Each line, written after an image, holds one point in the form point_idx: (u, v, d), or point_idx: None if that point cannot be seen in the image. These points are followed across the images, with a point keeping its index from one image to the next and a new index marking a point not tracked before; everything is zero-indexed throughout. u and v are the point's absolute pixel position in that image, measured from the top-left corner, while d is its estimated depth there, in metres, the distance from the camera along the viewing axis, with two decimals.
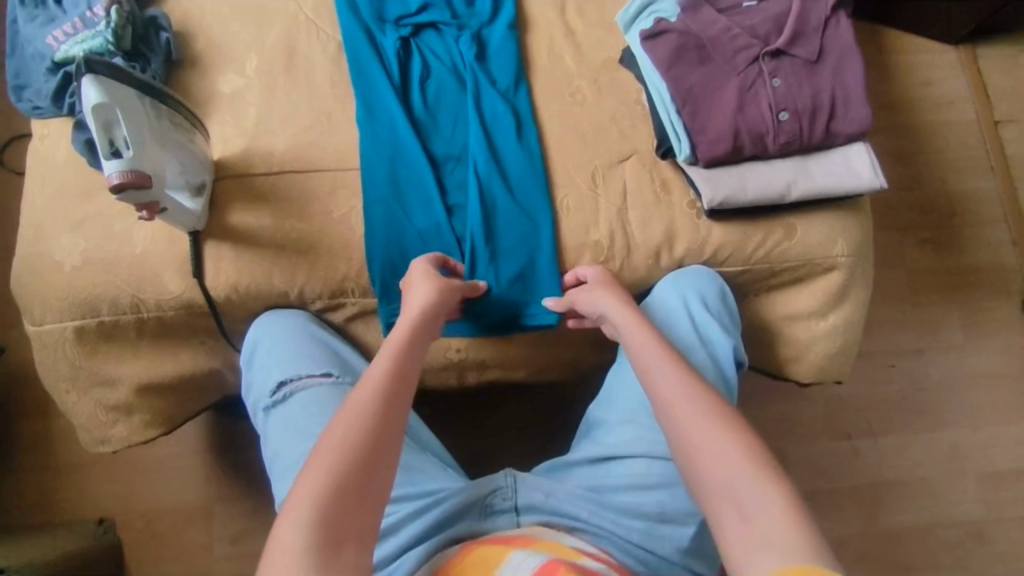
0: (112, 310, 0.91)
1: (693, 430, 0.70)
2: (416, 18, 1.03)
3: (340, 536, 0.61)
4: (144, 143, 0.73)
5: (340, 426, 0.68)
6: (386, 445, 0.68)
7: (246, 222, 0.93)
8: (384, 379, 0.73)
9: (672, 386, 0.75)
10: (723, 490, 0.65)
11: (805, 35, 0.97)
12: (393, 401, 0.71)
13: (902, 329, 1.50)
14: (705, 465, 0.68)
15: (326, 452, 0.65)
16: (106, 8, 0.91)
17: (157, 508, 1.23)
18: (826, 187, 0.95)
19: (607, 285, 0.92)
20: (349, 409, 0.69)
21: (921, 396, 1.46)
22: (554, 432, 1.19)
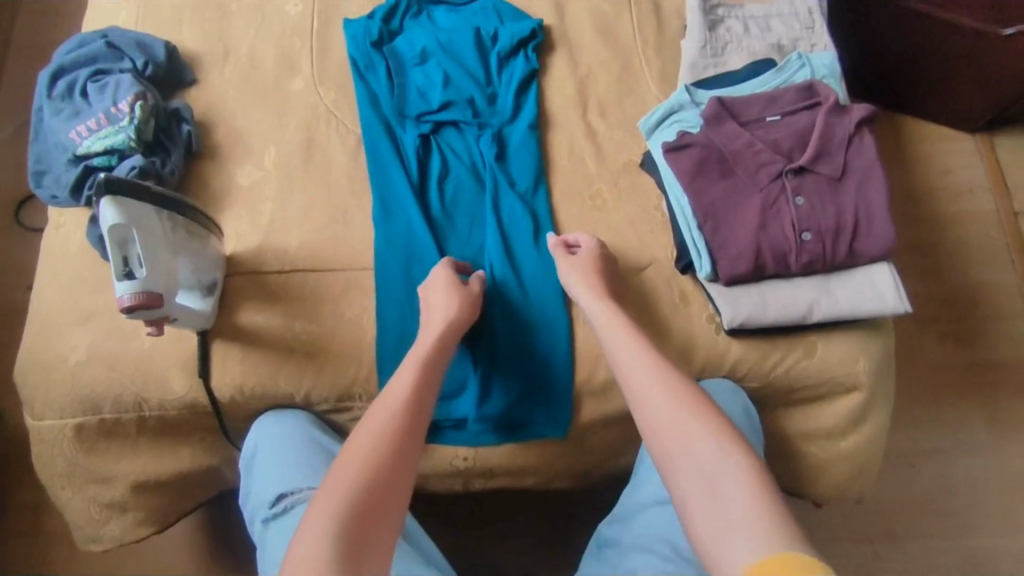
0: (113, 408, 0.88)
1: (670, 425, 0.73)
2: (436, 115, 1.03)
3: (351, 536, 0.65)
4: (158, 262, 0.72)
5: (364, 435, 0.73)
6: (405, 467, 0.72)
7: (256, 321, 0.92)
8: (402, 405, 0.76)
9: (649, 381, 0.78)
10: (697, 480, 0.68)
11: (829, 152, 0.95)
12: (413, 422, 0.76)
13: (921, 428, 1.46)
14: (680, 459, 0.70)
15: (348, 472, 0.69)
16: (130, 104, 0.90)
17: None
18: (848, 309, 0.93)
19: (595, 260, 0.93)
20: (375, 420, 0.75)
21: (943, 500, 1.41)
22: (560, 532, 1.15)
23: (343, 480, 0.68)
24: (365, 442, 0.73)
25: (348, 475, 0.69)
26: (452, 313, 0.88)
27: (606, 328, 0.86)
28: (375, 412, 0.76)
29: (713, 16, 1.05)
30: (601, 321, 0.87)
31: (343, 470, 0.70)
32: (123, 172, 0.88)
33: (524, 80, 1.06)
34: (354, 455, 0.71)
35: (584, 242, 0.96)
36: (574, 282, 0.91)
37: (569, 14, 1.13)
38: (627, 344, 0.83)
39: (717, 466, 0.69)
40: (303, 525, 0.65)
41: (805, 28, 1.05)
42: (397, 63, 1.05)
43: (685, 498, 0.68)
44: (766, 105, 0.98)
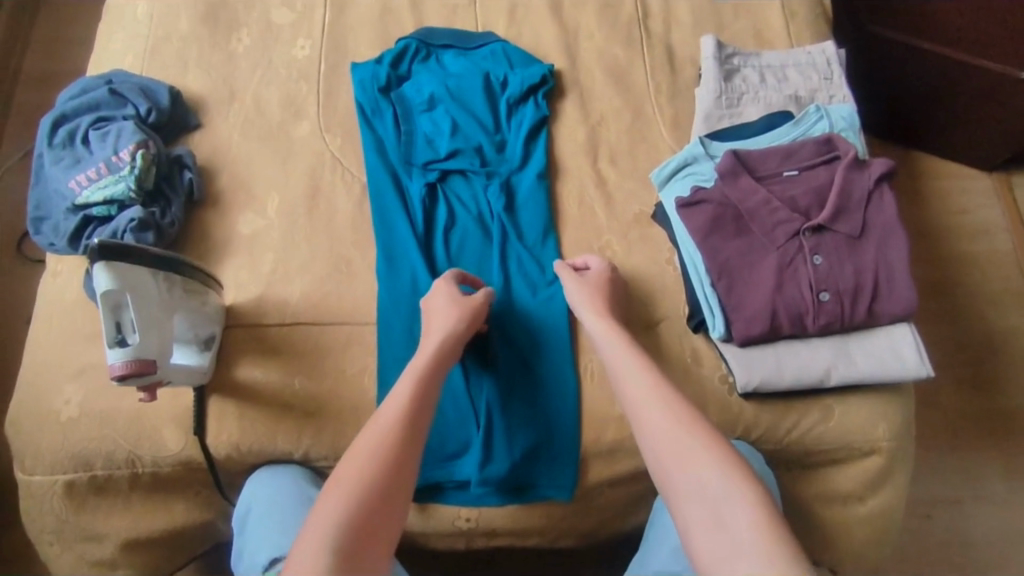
0: (106, 465, 0.85)
1: (672, 446, 0.73)
2: (443, 163, 1.01)
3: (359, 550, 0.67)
4: (152, 328, 0.69)
5: (362, 448, 0.73)
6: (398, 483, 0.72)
7: (253, 377, 0.89)
8: (400, 416, 0.76)
9: (649, 402, 0.77)
10: (697, 501, 0.70)
11: (848, 209, 0.92)
12: (408, 438, 0.75)
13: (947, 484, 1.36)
14: (681, 481, 0.71)
15: (347, 484, 0.70)
16: (132, 153, 0.89)
17: None
18: (867, 374, 0.90)
19: (602, 279, 0.92)
20: (370, 432, 0.75)
21: (973, 564, 1.31)
22: None
23: (335, 499, 0.69)
24: (360, 459, 0.72)
25: (340, 495, 0.69)
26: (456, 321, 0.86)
27: (609, 347, 0.85)
28: (370, 428, 0.75)
29: (729, 66, 1.03)
30: (601, 337, 0.86)
31: (338, 488, 0.70)
32: (122, 224, 0.86)
33: (534, 128, 1.05)
34: (347, 473, 0.71)
35: (594, 265, 0.94)
36: (579, 301, 0.90)
37: (581, 60, 1.12)
38: (628, 362, 0.82)
39: (720, 488, 0.69)
40: (298, 543, 0.66)
41: (823, 78, 1.02)
42: (405, 110, 1.03)
43: (686, 519, 0.70)
44: (783, 159, 0.95)
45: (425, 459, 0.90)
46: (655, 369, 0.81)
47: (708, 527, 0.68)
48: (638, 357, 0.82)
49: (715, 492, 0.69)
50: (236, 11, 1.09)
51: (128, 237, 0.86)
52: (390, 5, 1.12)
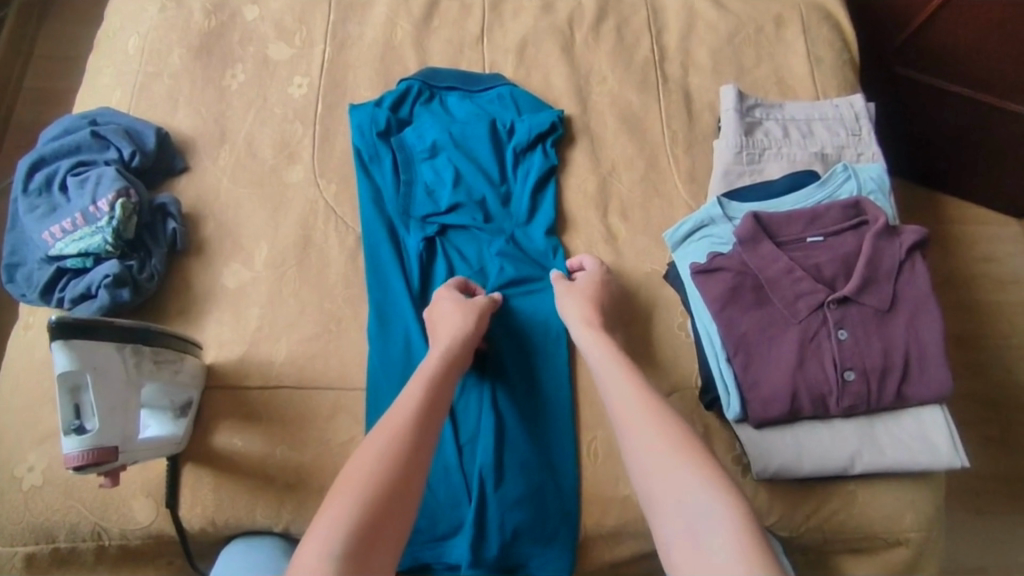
0: (69, 537, 0.79)
1: (660, 460, 0.69)
2: (444, 217, 0.95)
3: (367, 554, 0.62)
4: (114, 411, 0.63)
5: (371, 448, 0.70)
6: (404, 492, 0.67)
7: (231, 445, 0.83)
8: (410, 419, 0.73)
9: (639, 417, 0.73)
10: (677, 513, 0.65)
11: (876, 280, 0.85)
12: (417, 443, 0.71)
13: (985, 562, 1.22)
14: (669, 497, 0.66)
15: (353, 482, 0.67)
16: (111, 203, 0.83)
17: None
18: (895, 463, 0.83)
19: (594, 284, 0.89)
20: (381, 432, 0.71)
21: None
22: None
23: (343, 510, 0.64)
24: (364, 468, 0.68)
25: (349, 496, 0.65)
26: (468, 325, 0.84)
27: (600, 360, 0.81)
28: (374, 439, 0.71)
29: (750, 118, 0.97)
30: (591, 349, 0.83)
31: (342, 500, 0.65)
32: (96, 279, 0.81)
33: (540, 179, 0.99)
34: (350, 483, 0.66)
35: (589, 266, 0.92)
36: (567, 304, 0.88)
37: (592, 105, 1.06)
38: (620, 379, 0.78)
39: (699, 503, 0.65)
40: (301, 547, 0.62)
41: (852, 134, 0.96)
42: (405, 157, 0.98)
43: (669, 536, 0.65)
44: (807, 224, 0.88)
45: (412, 541, 0.83)
46: (646, 385, 0.77)
47: (686, 543, 0.63)
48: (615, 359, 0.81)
49: (701, 508, 0.64)
50: (231, 46, 1.05)
51: (102, 293, 0.80)
52: (393, 43, 1.07)
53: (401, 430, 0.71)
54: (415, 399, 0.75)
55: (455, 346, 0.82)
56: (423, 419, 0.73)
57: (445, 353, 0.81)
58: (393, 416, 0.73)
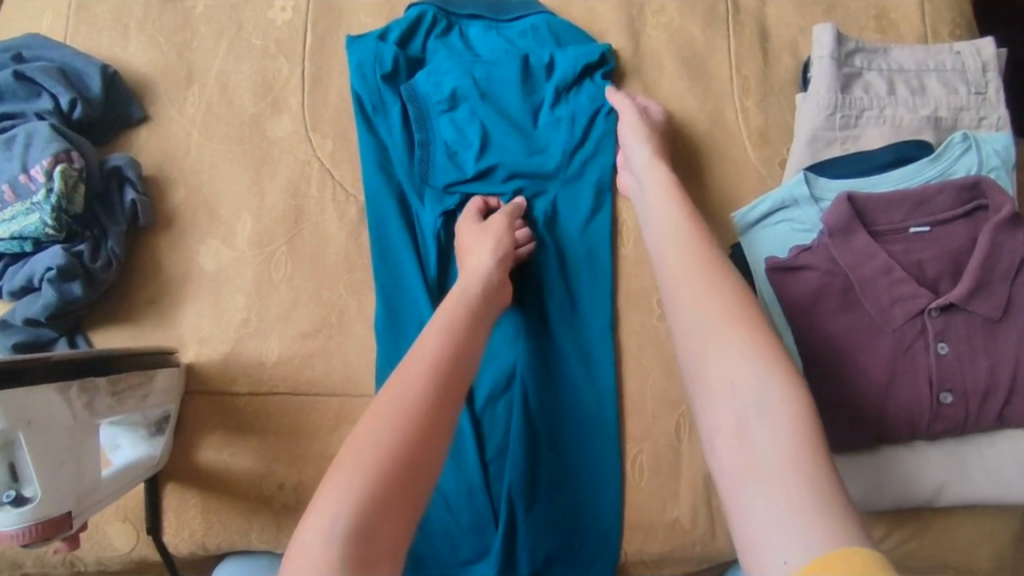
0: (37, 564, 0.69)
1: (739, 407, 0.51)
2: (471, 186, 0.77)
3: (377, 555, 0.48)
4: (61, 472, 0.50)
5: (381, 413, 0.54)
6: (420, 475, 0.52)
7: (219, 460, 0.71)
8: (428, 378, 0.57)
9: (722, 335, 0.55)
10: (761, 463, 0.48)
11: (991, 283, 0.70)
12: (442, 416, 0.56)
13: None
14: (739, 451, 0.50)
15: (357, 455, 0.51)
16: (47, 170, 0.65)
17: None
18: (986, 497, 0.72)
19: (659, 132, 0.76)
20: (395, 391, 0.55)
21: None
22: None
23: (348, 485, 0.50)
24: (374, 434, 0.53)
25: (355, 475, 0.50)
26: (491, 285, 0.69)
27: (665, 217, 0.67)
28: (386, 400, 0.55)
29: (849, 68, 0.78)
30: (658, 209, 0.68)
31: (344, 474, 0.51)
32: (39, 270, 0.65)
33: (585, 132, 0.79)
34: (357, 451, 0.52)
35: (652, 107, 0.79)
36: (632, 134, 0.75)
37: (647, 42, 0.86)
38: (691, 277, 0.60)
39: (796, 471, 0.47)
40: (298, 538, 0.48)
41: (974, 92, 0.77)
42: (418, 111, 0.78)
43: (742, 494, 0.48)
44: (911, 210, 0.72)
45: (431, 567, 0.74)
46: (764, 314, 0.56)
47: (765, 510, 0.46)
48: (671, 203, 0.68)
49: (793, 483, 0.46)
50: None
51: (46, 288, 0.65)
52: None
53: (418, 403, 0.55)
54: (432, 360, 0.58)
55: (470, 311, 0.65)
56: (447, 392, 0.57)
57: (465, 305, 0.65)
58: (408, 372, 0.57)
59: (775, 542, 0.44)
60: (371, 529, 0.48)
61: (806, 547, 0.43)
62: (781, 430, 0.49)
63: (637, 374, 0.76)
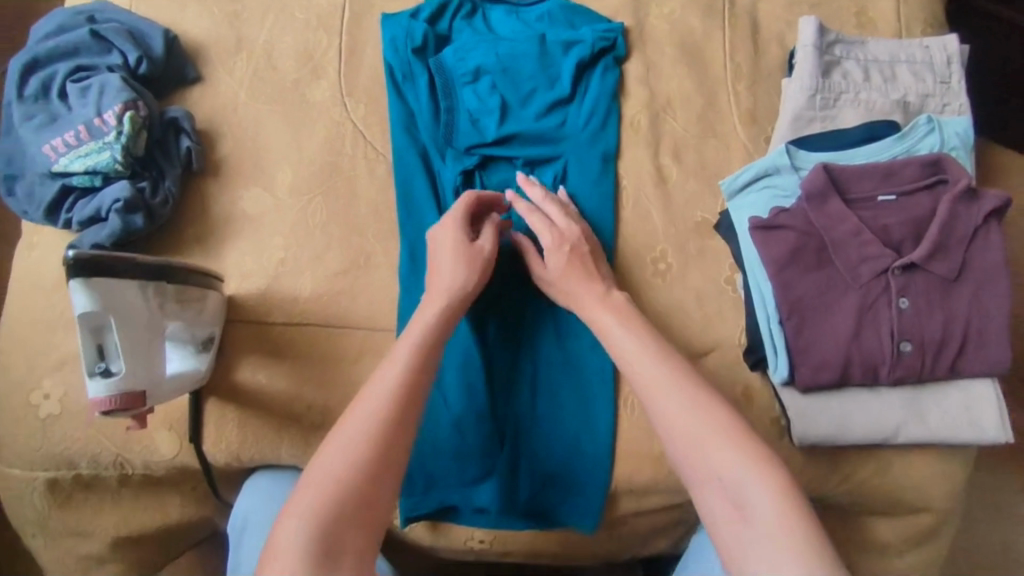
0: (91, 465, 0.77)
1: (717, 479, 0.60)
2: (489, 147, 0.86)
3: (341, 545, 0.56)
4: (142, 355, 0.59)
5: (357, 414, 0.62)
6: (380, 483, 0.60)
7: (255, 381, 0.79)
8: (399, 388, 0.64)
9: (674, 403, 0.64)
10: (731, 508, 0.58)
11: (946, 247, 0.79)
12: None
13: None
14: (714, 506, 0.59)
15: (332, 456, 0.60)
16: (118, 115, 0.74)
17: None
18: (940, 435, 0.80)
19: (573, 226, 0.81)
20: (371, 392, 0.63)
21: None
22: None
23: (322, 482, 0.58)
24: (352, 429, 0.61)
25: (330, 470, 0.59)
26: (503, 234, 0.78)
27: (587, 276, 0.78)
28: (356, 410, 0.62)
29: (829, 57, 0.87)
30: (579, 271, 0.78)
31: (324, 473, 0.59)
32: (107, 202, 0.74)
33: (597, 105, 0.90)
34: (335, 450, 0.60)
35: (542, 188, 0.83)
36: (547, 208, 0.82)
37: (649, 31, 0.95)
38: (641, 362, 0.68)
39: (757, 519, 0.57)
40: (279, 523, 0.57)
41: (940, 81, 0.87)
42: (444, 80, 0.87)
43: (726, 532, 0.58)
44: (880, 182, 0.81)
45: (439, 486, 0.82)
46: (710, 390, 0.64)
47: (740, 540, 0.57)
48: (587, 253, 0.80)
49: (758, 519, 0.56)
50: None
51: (113, 218, 0.73)
52: None
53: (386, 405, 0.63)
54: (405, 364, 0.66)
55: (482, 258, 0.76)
56: None
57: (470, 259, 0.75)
58: (366, 422, 0.61)
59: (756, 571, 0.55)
60: (329, 533, 0.56)
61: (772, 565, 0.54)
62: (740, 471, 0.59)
63: None
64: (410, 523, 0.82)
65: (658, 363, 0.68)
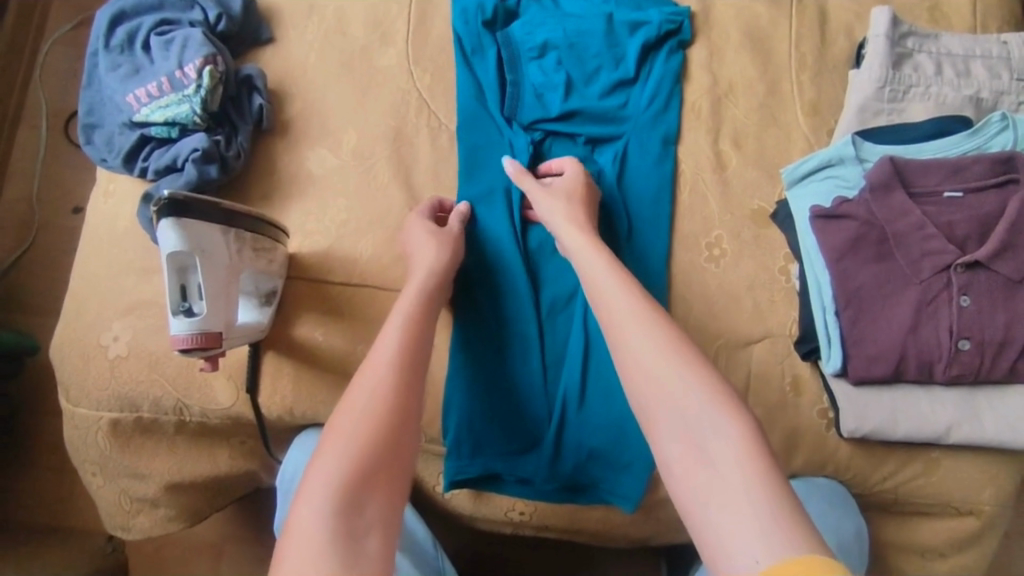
0: (152, 409, 0.80)
1: (699, 444, 0.57)
2: (553, 123, 0.88)
3: (364, 525, 0.55)
4: (220, 298, 0.64)
5: (358, 390, 0.62)
6: (395, 456, 0.59)
7: (312, 337, 0.81)
8: (393, 358, 0.65)
9: (661, 367, 0.61)
10: (711, 479, 0.55)
11: (1014, 247, 0.77)
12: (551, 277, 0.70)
13: None
14: (697, 475, 0.56)
15: (337, 434, 0.59)
16: (198, 69, 0.77)
17: (173, 543, 1.16)
18: (993, 439, 0.79)
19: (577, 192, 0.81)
20: (368, 366, 0.64)
21: None
22: None
23: (333, 463, 0.57)
24: (357, 400, 0.61)
25: (337, 448, 0.58)
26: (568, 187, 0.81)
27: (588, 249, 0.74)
28: (356, 386, 0.63)
29: (901, 49, 0.86)
30: (578, 250, 0.75)
31: (330, 454, 0.58)
32: (185, 152, 0.77)
33: (662, 87, 0.90)
34: (343, 427, 0.59)
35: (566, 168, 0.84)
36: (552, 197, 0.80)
37: (716, 15, 0.95)
38: (633, 320, 0.64)
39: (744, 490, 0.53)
40: (295, 508, 0.55)
41: (1015, 79, 0.85)
42: (511, 55, 0.89)
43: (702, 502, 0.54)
44: (946, 177, 0.80)
45: (485, 451, 0.83)
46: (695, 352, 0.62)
47: (726, 513, 0.53)
48: (586, 206, 0.80)
49: (750, 500, 0.53)
50: None
51: (190, 167, 0.77)
52: None
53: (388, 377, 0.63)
54: (397, 339, 0.66)
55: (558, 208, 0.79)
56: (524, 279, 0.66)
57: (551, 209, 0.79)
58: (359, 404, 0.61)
59: (752, 560, 0.49)
60: (355, 511, 0.55)
61: (767, 546, 0.50)
62: (731, 441, 0.56)
63: (684, 306, 0.85)
64: (453, 486, 0.83)
65: (650, 322, 0.64)
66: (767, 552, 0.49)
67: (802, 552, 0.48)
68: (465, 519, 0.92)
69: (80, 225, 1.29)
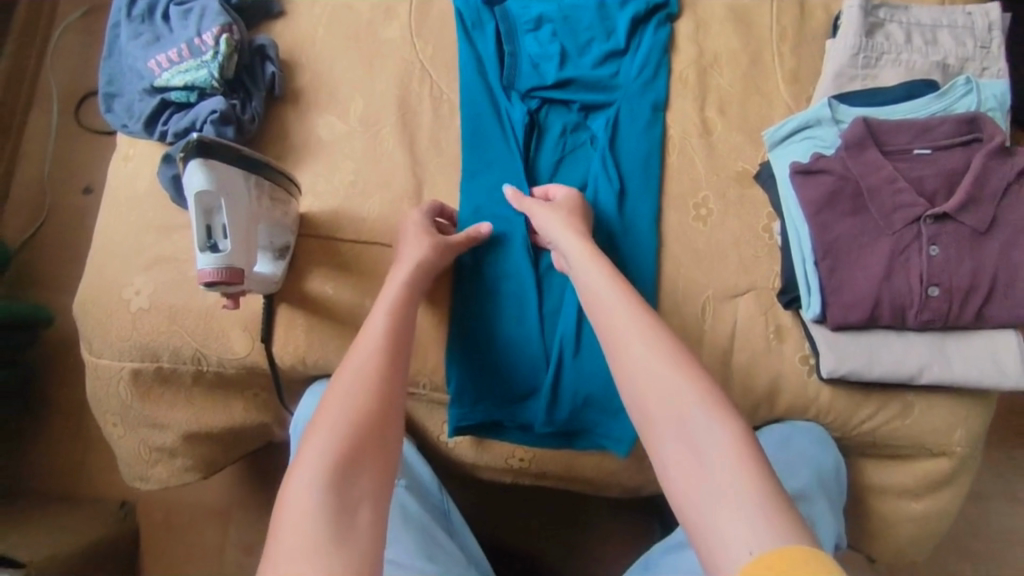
0: (172, 359, 0.85)
1: (690, 442, 0.58)
2: (549, 91, 0.93)
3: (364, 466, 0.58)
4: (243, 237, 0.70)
5: (353, 362, 0.68)
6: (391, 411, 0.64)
7: (323, 290, 0.86)
8: (384, 336, 0.70)
9: (652, 362, 0.63)
10: (703, 476, 0.55)
11: (978, 200, 0.83)
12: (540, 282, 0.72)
13: None
14: (688, 472, 0.56)
15: (337, 395, 0.64)
16: (215, 38, 0.82)
17: (185, 503, 1.21)
18: (961, 379, 0.84)
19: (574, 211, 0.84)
20: (362, 341, 0.70)
21: None
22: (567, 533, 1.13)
23: (335, 417, 0.61)
24: (354, 370, 0.66)
25: (337, 406, 0.62)
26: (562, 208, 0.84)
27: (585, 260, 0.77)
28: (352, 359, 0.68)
29: (874, 18, 0.92)
30: (576, 257, 0.78)
31: (332, 410, 0.62)
32: (203, 114, 0.82)
33: (650, 57, 0.95)
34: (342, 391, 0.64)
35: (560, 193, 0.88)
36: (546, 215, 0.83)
37: None
38: (626, 317, 0.67)
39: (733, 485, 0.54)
40: (298, 455, 0.59)
41: (980, 46, 0.91)
42: (508, 28, 0.95)
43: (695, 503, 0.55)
44: (916, 136, 0.86)
45: (486, 400, 0.88)
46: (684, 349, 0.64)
47: (715, 506, 0.53)
48: (581, 221, 0.84)
49: (739, 495, 0.53)
50: None
51: (208, 129, 0.81)
52: None
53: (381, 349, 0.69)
54: (387, 319, 0.72)
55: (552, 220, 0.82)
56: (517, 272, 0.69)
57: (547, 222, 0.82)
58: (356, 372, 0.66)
59: (743, 552, 0.50)
60: (356, 454, 0.59)
61: (756, 538, 0.50)
62: (720, 432, 0.57)
63: (673, 261, 0.90)
64: (456, 432, 0.88)
65: (642, 322, 0.66)
66: (755, 544, 0.50)
67: (787, 543, 0.49)
68: (468, 467, 0.97)
69: (91, 203, 1.33)
